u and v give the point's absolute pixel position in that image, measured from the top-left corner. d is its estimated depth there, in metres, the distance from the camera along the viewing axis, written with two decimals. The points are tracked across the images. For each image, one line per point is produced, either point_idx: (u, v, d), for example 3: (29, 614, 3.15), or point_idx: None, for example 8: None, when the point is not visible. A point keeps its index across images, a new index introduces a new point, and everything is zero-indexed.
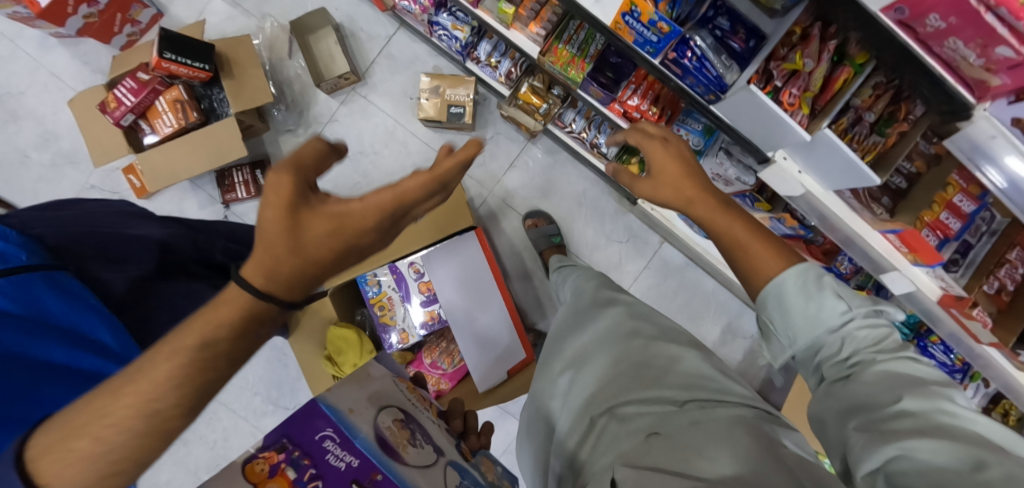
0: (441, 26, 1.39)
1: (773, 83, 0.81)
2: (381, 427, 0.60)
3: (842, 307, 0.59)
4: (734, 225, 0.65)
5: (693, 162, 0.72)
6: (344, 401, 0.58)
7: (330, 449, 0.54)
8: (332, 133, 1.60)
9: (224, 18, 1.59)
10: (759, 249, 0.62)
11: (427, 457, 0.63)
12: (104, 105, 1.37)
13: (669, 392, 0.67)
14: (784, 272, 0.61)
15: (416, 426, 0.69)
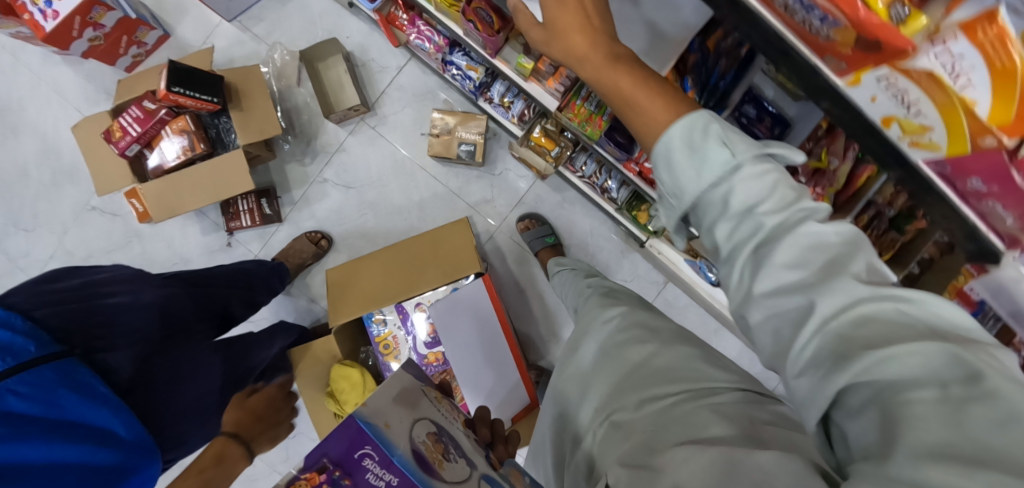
0: (455, 66, 1.37)
1: (797, 178, 0.81)
2: (418, 441, 0.60)
3: (727, 153, 0.46)
4: (620, 78, 0.58)
5: (596, 16, 0.63)
6: (379, 415, 0.59)
7: (370, 467, 0.56)
8: (339, 164, 1.58)
9: (234, 42, 1.57)
10: (643, 93, 0.56)
11: (462, 469, 0.60)
12: (109, 134, 1.34)
13: (658, 390, 0.60)
14: (671, 126, 0.50)
15: (451, 439, 0.66)
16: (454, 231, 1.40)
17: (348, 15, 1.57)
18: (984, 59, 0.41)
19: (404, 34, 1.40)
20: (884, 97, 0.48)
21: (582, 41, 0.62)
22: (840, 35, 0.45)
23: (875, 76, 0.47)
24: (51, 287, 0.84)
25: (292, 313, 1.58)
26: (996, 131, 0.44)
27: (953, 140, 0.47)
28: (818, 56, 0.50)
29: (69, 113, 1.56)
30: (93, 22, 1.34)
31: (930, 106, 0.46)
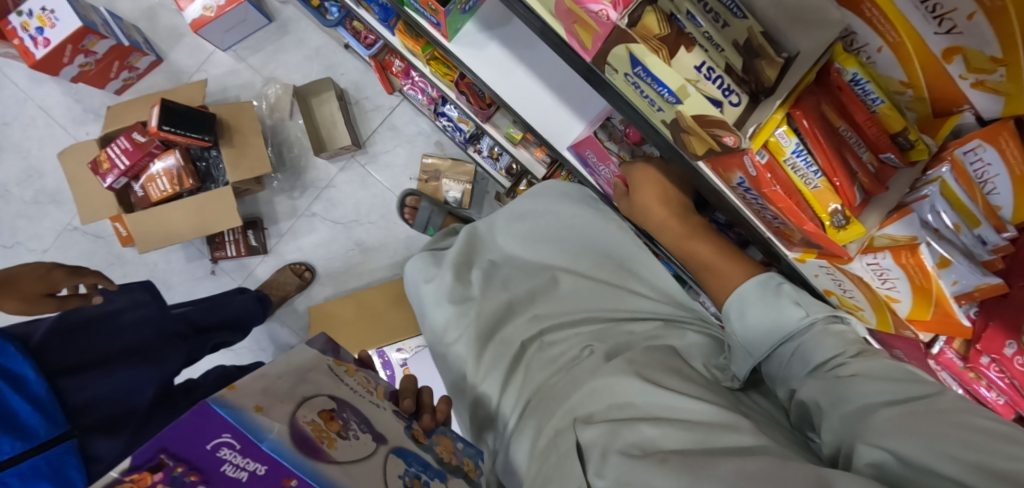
0: (446, 117, 1.40)
1: None
2: (301, 423, 0.43)
3: (801, 312, 0.61)
4: (701, 249, 0.74)
5: (672, 193, 0.78)
6: (249, 398, 0.42)
7: (227, 459, 0.37)
8: (328, 200, 1.60)
9: (227, 71, 1.58)
10: (724, 264, 0.71)
11: (362, 450, 0.45)
12: (96, 164, 1.35)
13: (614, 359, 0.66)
14: (745, 283, 0.67)
15: (351, 413, 0.50)
16: None
17: (343, 53, 1.59)
18: (907, 274, 0.48)
19: (399, 80, 1.46)
20: (825, 278, 0.55)
21: (661, 209, 0.77)
22: (789, 230, 0.52)
23: (817, 262, 0.53)
24: (82, 335, 0.81)
25: (271, 346, 1.58)
26: (911, 326, 0.52)
27: (879, 322, 0.55)
28: (773, 235, 0.56)
29: (54, 131, 1.54)
30: (85, 49, 1.34)
31: (862, 296, 0.53)
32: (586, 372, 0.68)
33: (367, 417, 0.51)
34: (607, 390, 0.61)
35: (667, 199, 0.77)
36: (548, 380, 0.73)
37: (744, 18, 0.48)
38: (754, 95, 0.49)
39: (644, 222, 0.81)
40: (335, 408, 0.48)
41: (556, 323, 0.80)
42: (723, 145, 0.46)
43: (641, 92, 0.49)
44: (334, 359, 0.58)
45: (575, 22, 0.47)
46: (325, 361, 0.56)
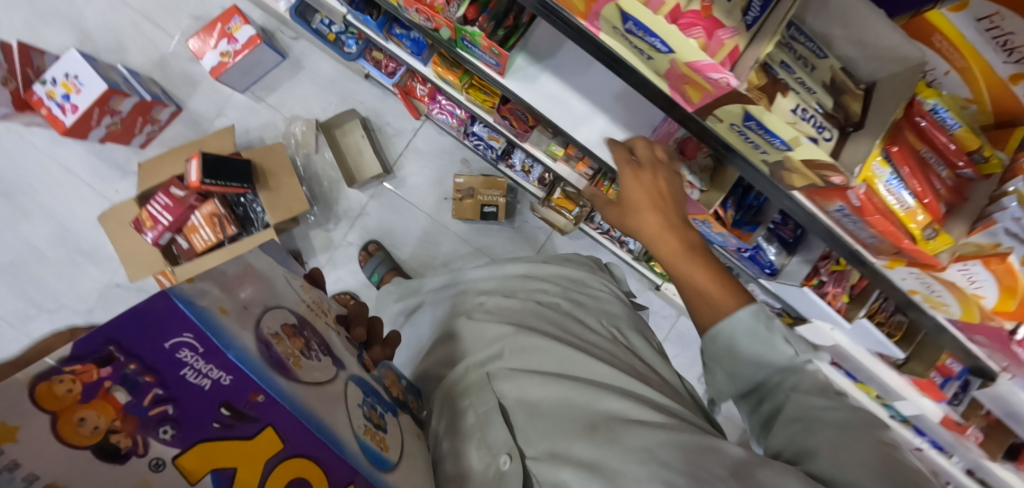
0: (477, 136, 1.43)
1: (819, 276, 0.89)
2: (266, 334, 0.40)
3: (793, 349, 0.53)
4: (695, 274, 0.58)
5: (668, 194, 0.65)
6: (211, 297, 0.38)
7: (187, 363, 0.35)
8: (361, 227, 1.62)
9: (246, 111, 1.58)
10: (721, 291, 0.56)
11: (323, 373, 0.43)
12: (140, 224, 1.39)
13: (534, 326, 0.73)
14: (735, 312, 0.54)
15: (313, 334, 0.48)
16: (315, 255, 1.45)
17: (361, 82, 1.60)
18: (994, 277, 0.56)
19: (424, 104, 1.48)
20: (913, 281, 0.62)
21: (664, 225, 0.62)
22: (880, 245, 0.58)
23: (908, 269, 0.60)
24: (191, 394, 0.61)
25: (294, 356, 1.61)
26: (997, 316, 0.61)
27: (964, 314, 0.63)
28: (860, 247, 0.62)
29: (83, 192, 1.53)
30: (111, 110, 1.34)
31: (951, 295, 0.61)
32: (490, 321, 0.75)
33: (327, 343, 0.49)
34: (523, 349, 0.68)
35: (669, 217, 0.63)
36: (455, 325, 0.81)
37: (825, 58, 0.56)
38: (843, 128, 0.55)
39: (627, 232, 0.67)
40: (296, 323, 0.46)
41: (481, 299, 0.85)
42: (828, 182, 0.52)
43: (747, 138, 0.54)
44: (292, 275, 0.58)
45: (686, 83, 0.52)
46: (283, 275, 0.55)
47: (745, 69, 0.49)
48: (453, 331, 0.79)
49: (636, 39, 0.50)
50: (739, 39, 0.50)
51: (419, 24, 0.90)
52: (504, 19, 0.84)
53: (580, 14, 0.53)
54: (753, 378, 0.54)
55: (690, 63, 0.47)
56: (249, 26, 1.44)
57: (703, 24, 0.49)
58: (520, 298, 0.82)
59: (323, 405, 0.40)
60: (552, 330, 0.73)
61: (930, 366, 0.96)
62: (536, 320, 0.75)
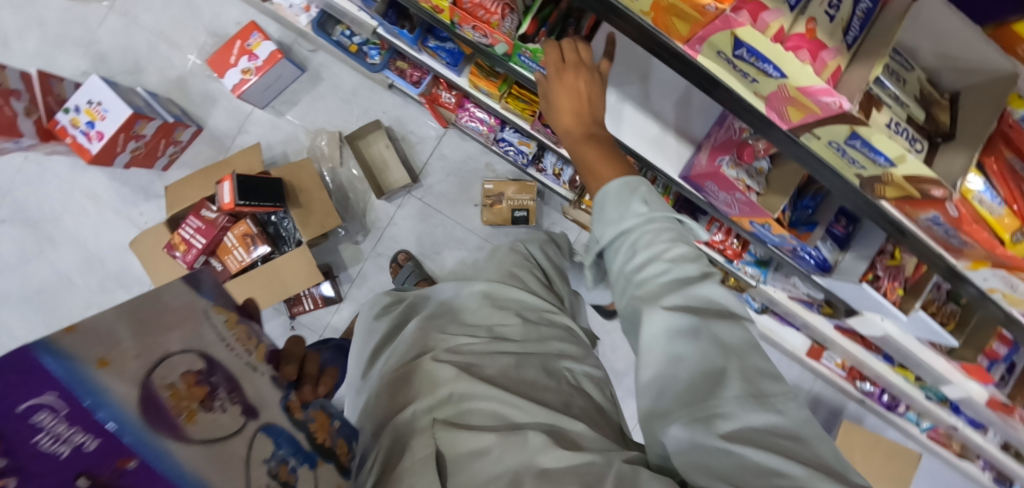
0: (508, 142, 1.46)
1: (874, 269, 0.90)
2: (156, 385, 0.32)
3: (644, 210, 0.55)
4: (589, 154, 0.66)
5: (591, 97, 0.68)
6: (88, 342, 0.30)
7: (46, 426, 0.28)
8: (390, 238, 1.62)
9: (269, 128, 1.57)
10: (606, 168, 0.64)
11: (229, 424, 0.35)
12: (173, 247, 1.37)
13: (499, 355, 0.62)
14: (611, 182, 0.59)
15: (226, 377, 0.38)
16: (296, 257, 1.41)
17: (383, 92, 1.60)
18: None
19: (452, 113, 1.48)
20: (995, 280, 0.65)
21: (569, 115, 0.68)
22: (971, 248, 0.60)
23: (992, 270, 0.63)
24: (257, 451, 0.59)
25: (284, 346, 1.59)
26: None
27: None
28: (945, 251, 0.65)
29: (107, 217, 1.51)
30: (135, 135, 1.30)
31: None
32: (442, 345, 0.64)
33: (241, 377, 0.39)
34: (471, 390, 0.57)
35: (580, 110, 0.68)
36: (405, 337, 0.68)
37: (913, 70, 0.58)
38: (932, 138, 0.57)
39: (553, 127, 0.72)
40: (203, 367, 0.36)
41: (445, 309, 0.73)
42: (926, 195, 0.54)
43: (846, 155, 0.55)
44: (218, 304, 0.43)
45: (790, 104, 0.52)
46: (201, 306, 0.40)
47: (853, 87, 0.49)
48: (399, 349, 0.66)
49: (744, 64, 0.51)
50: (842, 59, 0.51)
51: (470, 37, 0.90)
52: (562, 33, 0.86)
53: (680, 39, 0.53)
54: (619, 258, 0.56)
55: (801, 87, 0.48)
56: (269, 41, 1.43)
57: (808, 46, 0.50)
58: (482, 312, 0.70)
59: (217, 479, 0.31)
60: (513, 359, 0.62)
61: (979, 351, 0.95)
62: (492, 349, 0.63)
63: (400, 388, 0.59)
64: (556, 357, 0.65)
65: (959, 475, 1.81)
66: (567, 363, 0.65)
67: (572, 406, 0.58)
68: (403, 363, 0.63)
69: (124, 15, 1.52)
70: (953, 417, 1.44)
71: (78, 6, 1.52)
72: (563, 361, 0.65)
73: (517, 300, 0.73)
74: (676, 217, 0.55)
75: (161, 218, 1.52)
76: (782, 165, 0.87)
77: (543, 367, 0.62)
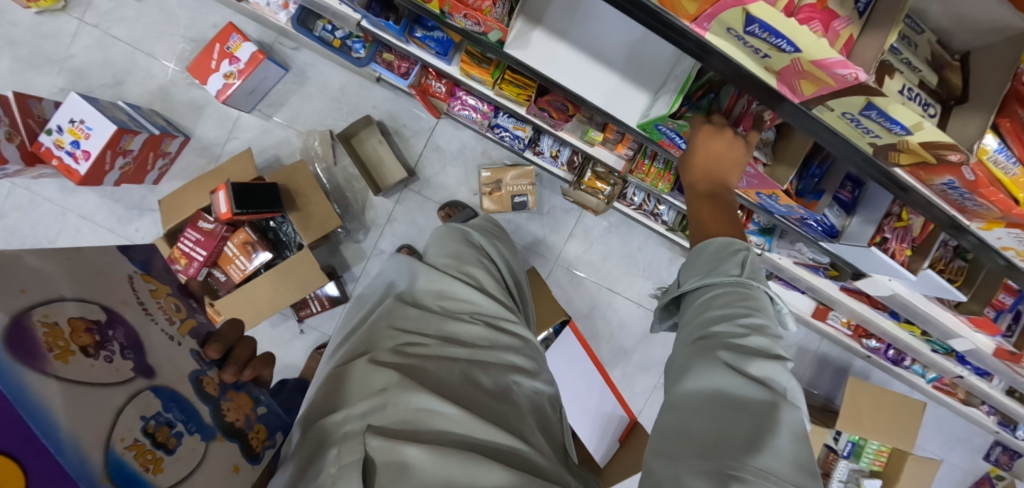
0: (503, 128, 1.43)
1: (882, 233, 0.90)
2: (37, 322, 0.44)
3: (735, 272, 0.59)
4: (703, 209, 0.72)
5: (733, 163, 0.75)
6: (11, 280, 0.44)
7: None
8: (392, 233, 1.61)
9: (258, 132, 1.55)
10: (715, 224, 0.68)
11: (105, 374, 0.48)
12: (174, 261, 1.35)
13: (455, 367, 0.64)
14: (714, 238, 0.64)
15: (117, 330, 0.53)
16: (297, 263, 1.39)
17: (371, 86, 1.57)
18: None
19: (445, 103, 1.45)
20: (1010, 238, 0.66)
21: (699, 169, 0.76)
22: (987, 210, 0.60)
23: (1006, 229, 0.64)
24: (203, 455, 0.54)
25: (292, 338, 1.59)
26: None
27: None
28: (957, 213, 0.66)
29: (103, 237, 1.49)
30: (122, 150, 1.27)
31: None
32: (387, 345, 0.65)
33: (138, 340, 0.54)
34: (413, 398, 0.57)
35: (710, 170, 0.76)
36: (358, 335, 0.69)
37: (922, 33, 0.59)
38: (945, 102, 0.56)
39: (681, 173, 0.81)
40: (102, 321, 0.51)
41: (408, 301, 0.73)
42: (942, 159, 0.53)
43: (860, 125, 0.54)
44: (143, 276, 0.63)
45: (802, 78, 0.51)
46: (130, 273, 0.61)
47: (868, 57, 0.48)
48: (355, 344, 0.67)
49: (755, 40, 0.50)
50: (854, 27, 0.50)
51: (462, 25, 0.88)
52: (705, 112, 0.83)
53: (687, 16, 0.52)
54: (693, 303, 0.60)
55: (817, 60, 0.47)
56: (249, 43, 1.39)
57: (819, 17, 0.49)
58: (437, 314, 0.71)
59: (79, 408, 0.43)
60: (462, 370, 0.63)
61: (986, 304, 0.98)
62: (438, 356, 0.64)
63: (342, 388, 0.60)
64: (506, 371, 0.68)
65: (964, 418, 1.87)
66: (516, 377, 0.68)
67: (512, 421, 0.61)
68: (351, 362, 0.63)
69: (97, 26, 1.47)
70: (960, 367, 1.48)
71: (47, 20, 1.46)
72: (514, 375, 0.68)
73: (469, 304, 0.75)
74: (771, 295, 0.58)
75: (158, 232, 1.51)
76: (790, 135, 0.87)
77: (485, 377, 0.64)
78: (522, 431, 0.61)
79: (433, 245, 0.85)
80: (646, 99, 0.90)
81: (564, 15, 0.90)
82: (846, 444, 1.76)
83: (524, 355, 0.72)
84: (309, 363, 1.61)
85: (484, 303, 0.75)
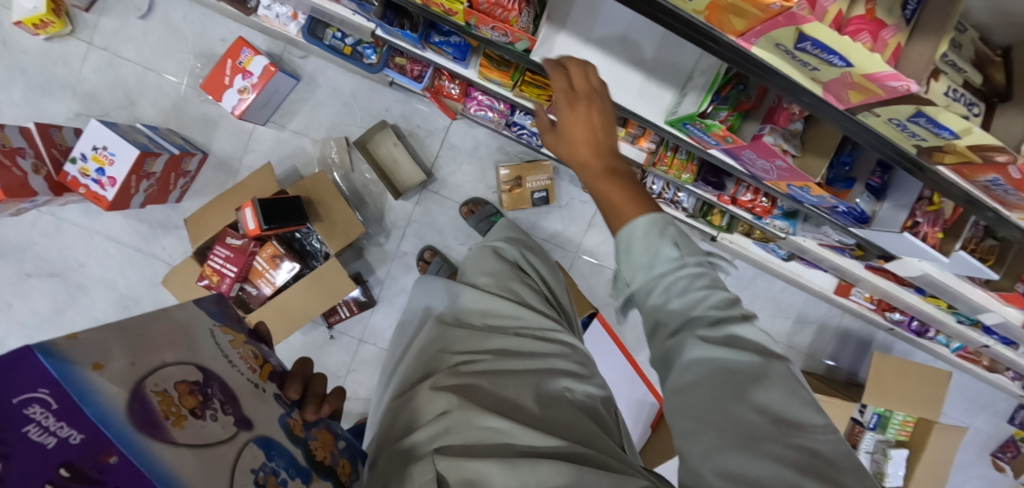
0: (520, 125, 1.43)
1: (913, 218, 0.91)
2: (148, 390, 0.38)
3: (676, 253, 0.54)
4: (612, 191, 0.61)
5: (609, 130, 0.66)
6: (88, 348, 0.36)
7: (35, 419, 0.33)
8: (413, 235, 1.63)
9: (274, 143, 1.55)
10: (631, 207, 0.59)
11: (218, 433, 0.41)
12: (206, 278, 1.37)
13: (507, 381, 0.64)
14: (637, 219, 0.57)
15: (220, 385, 0.44)
16: (326, 273, 1.41)
17: (383, 90, 1.57)
18: None
19: (459, 103, 1.45)
20: None
21: (585, 146, 0.64)
22: None
23: None
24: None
25: (322, 342, 1.62)
26: None
27: None
28: (1000, 206, 0.67)
29: (131, 257, 1.52)
30: (146, 174, 1.29)
31: None
32: (439, 369, 0.66)
33: (237, 395, 0.46)
34: (470, 418, 0.58)
35: (598, 145, 0.64)
36: (410, 365, 0.71)
37: (966, 32, 0.58)
38: (990, 100, 0.56)
39: (562, 157, 0.68)
40: (202, 378, 0.43)
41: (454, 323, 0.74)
42: (988, 160, 0.54)
43: (906, 130, 0.55)
44: (224, 326, 0.53)
45: (850, 88, 0.52)
46: (211, 326, 0.51)
47: (918, 66, 0.49)
48: (411, 373, 0.69)
49: (805, 55, 0.50)
50: (902, 35, 0.50)
51: (487, 36, 0.89)
52: (736, 103, 0.82)
53: (734, 32, 0.52)
54: (643, 287, 0.55)
55: (869, 74, 0.47)
56: (260, 55, 1.38)
57: (869, 28, 0.49)
58: (480, 331, 0.72)
59: (202, 477, 0.36)
60: (513, 383, 0.64)
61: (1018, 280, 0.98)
62: (489, 371, 0.65)
63: (405, 416, 0.62)
64: (556, 377, 0.67)
65: (988, 383, 1.89)
66: (568, 382, 0.67)
67: (569, 428, 0.60)
68: (408, 390, 0.65)
69: (105, 48, 1.47)
70: (985, 337, 1.49)
71: (56, 46, 1.46)
72: (564, 381, 0.67)
73: (513, 320, 0.74)
74: (708, 259, 0.55)
75: (184, 249, 1.53)
76: (821, 126, 0.86)
77: (538, 388, 0.64)
78: (584, 436, 0.60)
79: (469, 265, 0.87)
80: (671, 98, 0.91)
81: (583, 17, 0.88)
82: (872, 416, 1.79)
83: (574, 360, 0.71)
84: (340, 367, 1.64)
85: (527, 316, 0.74)
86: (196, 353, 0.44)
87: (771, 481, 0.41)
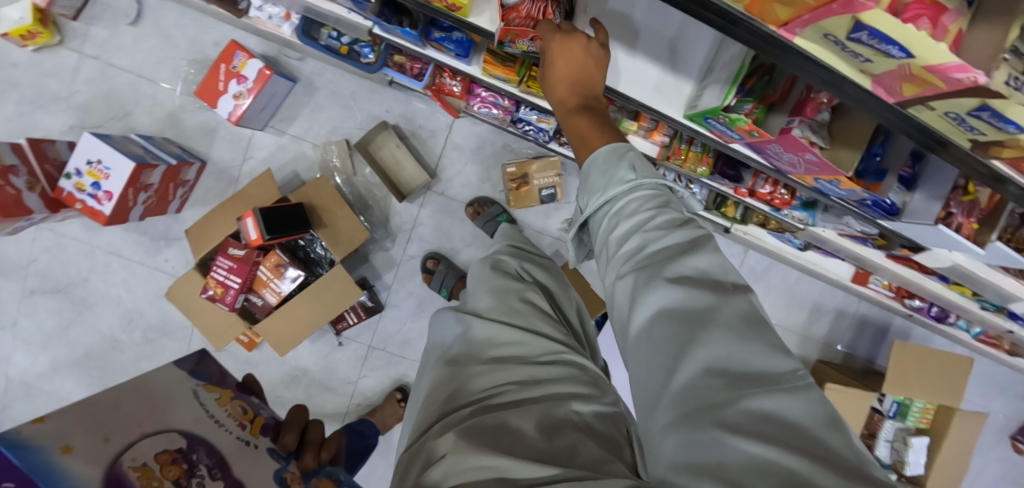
0: (526, 121, 1.38)
1: (948, 209, 0.87)
2: (130, 465, 0.56)
3: (630, 175, 0.55)
4: (581, 124, 0.67)
5: (590, 65, 0.69)
6: (62, 441, 0.54)
7: None
8: (420, 238, 1.58)
9: (274, 148, 1.51)
10: (596, 137, 0.64)
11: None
12: (209, 289, 1.33)
13: (514, 412, 0.56)
14: (599, 149, 0.60)
15: (200, 453, 0.63)
16: (330, 283, 1.36)
17: (384, 89, 1.52)
18: None
19: (462, 101, 1.39)
20: None
21: (564, 84, 0.69)
22: None
23: None
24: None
25: (331, 349, 1.59)
26: None
27: None
28: None
29: (134, 270, 1.48)
30: (144, 186, 1.25)
31: None
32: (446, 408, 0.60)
33: (219, 458, 0.65)
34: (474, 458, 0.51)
35: (576, 83, 0.69)
36: (419, 407, 0.65)
37: None
38: None
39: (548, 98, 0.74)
40: (184, 447, 0.62)
41: (457, 354, 0.68)
42: None
43: (964, 124, 0.51)
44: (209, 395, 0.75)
45: (905, 80, 0.47)
46: (195, 388, 0.74)
47: (983, 55, 0.44)
48: (421, 417, 0.63)
49: (859, 46, 0.45)
50: (963, 20, 0.46)
51: (523, 49, 0.87)
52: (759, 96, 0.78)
53: (777, 22, 0.47)
54: (597, 211, 0.57)
55: (931, 66, 0.43)
56: (254, 59, 1.33)
57: (929, 13, 0.43)
58: (484, 360, 0.65)
59: None
60: (520, 412, 0.56)
61: None
62: (495, 403, 0.58)
63: (412, 463, 0.56)
64: (565, 401, 0.59)
65: (1008, 367, 1.85)
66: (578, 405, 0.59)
67: (579, 454, 0.52)
68: (419, 438, 0.59)
69: (97, 57, 1.42)
70: (1010, 323, 1.45)
71: (46, 57, 1.40)
72: (572, 404, 0.59)
73: (518, 344, 0.67)
74: (665, 184, 0.55)
75: (187, 260, 1.49)
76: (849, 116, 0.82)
77: (547, 416, 0.56)
78: (597, 461, 0.51)
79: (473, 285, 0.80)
80: (691, 89, 0.86)
81: (622, 24, 0.81)
82: (891, 405, 1.76)
83: (582, 381, 0.63)
84: (350, 374, 1.61)
85: (534, 341, 0.66)
86: (178, 424, 0.64)
87: (741, 465, 0.34)
